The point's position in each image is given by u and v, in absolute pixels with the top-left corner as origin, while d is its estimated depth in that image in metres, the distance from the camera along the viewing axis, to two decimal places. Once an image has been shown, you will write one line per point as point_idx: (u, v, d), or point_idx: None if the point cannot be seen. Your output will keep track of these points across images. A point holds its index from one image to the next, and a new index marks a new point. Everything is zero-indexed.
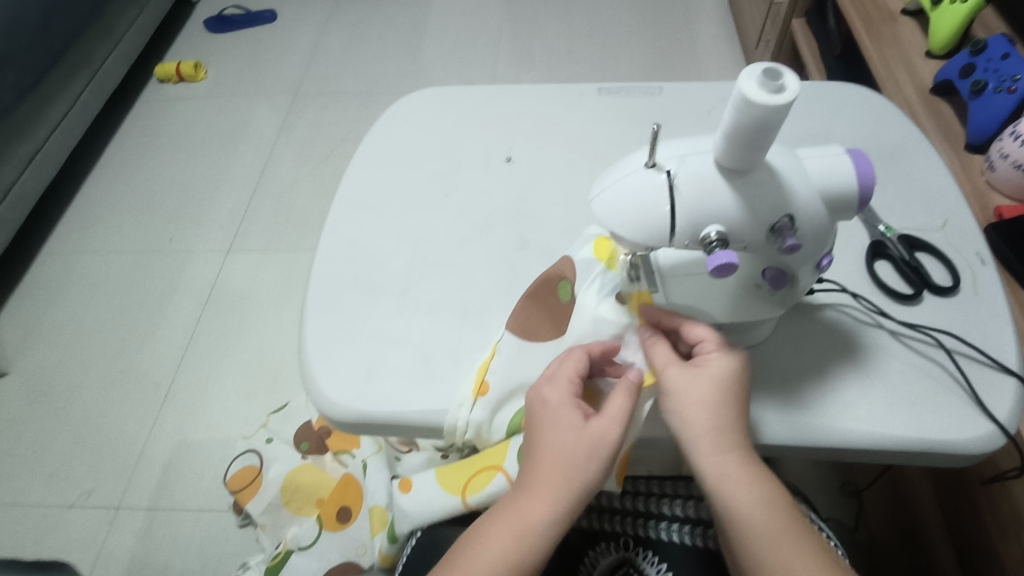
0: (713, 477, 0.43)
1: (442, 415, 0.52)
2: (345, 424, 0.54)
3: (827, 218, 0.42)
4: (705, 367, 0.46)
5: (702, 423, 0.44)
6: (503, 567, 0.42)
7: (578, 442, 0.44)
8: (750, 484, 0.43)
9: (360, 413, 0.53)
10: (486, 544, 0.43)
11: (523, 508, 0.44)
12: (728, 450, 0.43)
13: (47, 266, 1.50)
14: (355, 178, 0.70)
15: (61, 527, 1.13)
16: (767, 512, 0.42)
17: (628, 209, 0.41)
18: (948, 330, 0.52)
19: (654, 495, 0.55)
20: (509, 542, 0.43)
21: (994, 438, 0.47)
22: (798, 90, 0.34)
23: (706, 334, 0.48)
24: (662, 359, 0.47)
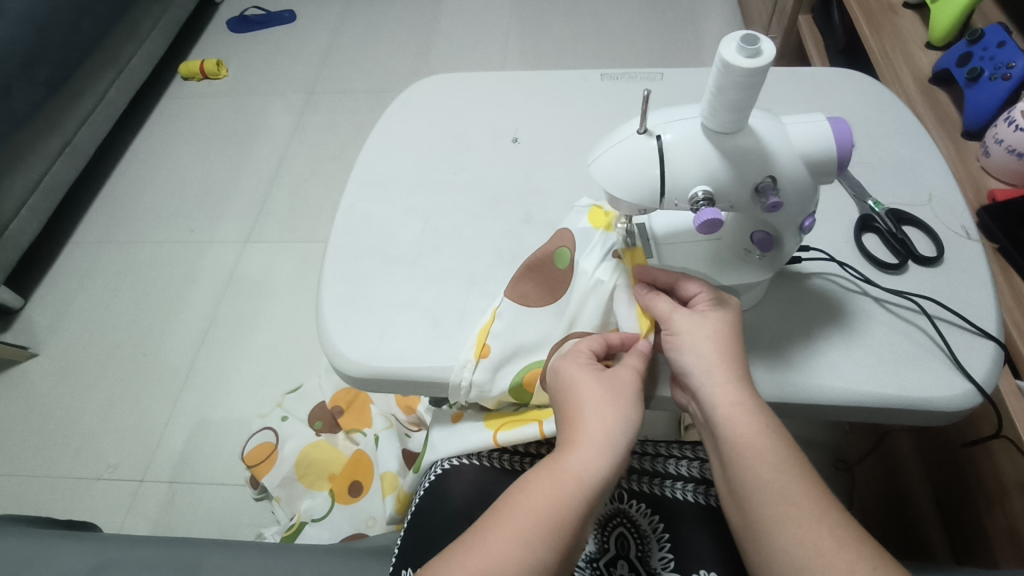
0: (722, 409, 0.46)
1: (448, 371, 0.55)
2: (358, 379, 0.57)
3: (809, 180, 0.45)
4: (709, 313, 0.49)
5: (712, 360, 0.47)
6: (559, 512, 0.43)
7: (616, 397, 0.47)
8: (756, 417, 0.46)
9: (372, 368, 0.56)
10: (526, 501, 0.44)
11: (563, 468, 0.45)
12: (734, 384, 0.47)
13: (74, 253, 1.55)
14: (369, 158, 0.73)
15: (86, 499, 1.18)
16: (771, 440, 0.45)
17: (621, 171, 0.44)
18: (931, 297, 0.54)
19: (654, 455, 0.59)
20: (549, 503, 0.44)
21: (971, 397, 0.49)
22: (773, 55, 0.37)
23: (700, 289, 0.51)
24: (665, 307, 0.50)
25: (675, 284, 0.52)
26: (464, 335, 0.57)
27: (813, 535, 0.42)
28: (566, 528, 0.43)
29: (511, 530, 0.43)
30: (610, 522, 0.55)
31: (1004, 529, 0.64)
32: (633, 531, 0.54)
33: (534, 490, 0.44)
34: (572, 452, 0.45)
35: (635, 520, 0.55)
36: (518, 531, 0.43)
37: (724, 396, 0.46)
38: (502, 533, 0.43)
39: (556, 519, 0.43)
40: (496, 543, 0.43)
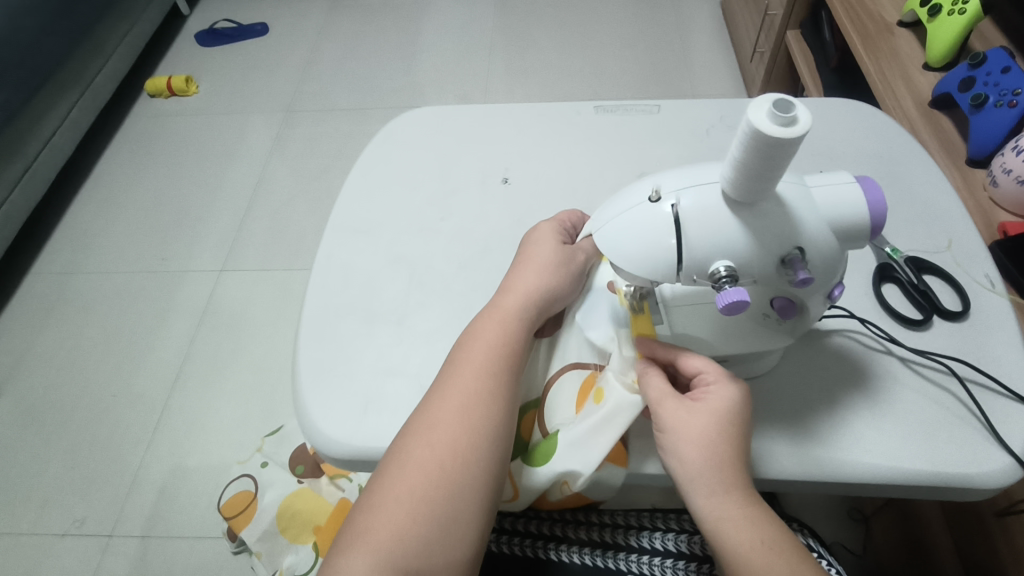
0: (717, 520, 0.42)
1: None
2: (342, 460, 0.52)
3: (838, 247, 0.40)
4: (704, 401, 0.45)
5: (705, 462, 0.43)
6: (456, 440, 0.46)
7: (502, 324, 0.51)
8: (755, 529, 0.41)
9: (357, 448, 0.51)
10: (411, 463, 0.45)
11: (445, 434, 0.46)
12: (727, 491, 0.42)
13: (39, 286, 1.48)
14: (348, 202, 0.68)
15: (53, 556, 1.10)
16: (769, 557, 0.40)
17: (633, 244, 0.40)
18: (960, 358, 0.50)
19: (627, 528, 0.52)
20: (431, 472, 0.45)
21: (1011, 472, 0.45)
22: (810, 123, 0.32)
23: (705, 365, 0.47)
24: (656, 392, 0.46)
25: (676, 360, 0.47)
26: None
27: None
28: (469, 454, 0.46)
29: (396, 497, 0.44)
30: None
31: None
32: None
33: (423, 455, 0.46)
34: (457, 416, 0.47)
35: None
36: (403, 499, 0.44)
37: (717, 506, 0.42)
38: (392, 498, 0.44)
39: (459, 446, 0.46)
40: (384, 513, 0.44)
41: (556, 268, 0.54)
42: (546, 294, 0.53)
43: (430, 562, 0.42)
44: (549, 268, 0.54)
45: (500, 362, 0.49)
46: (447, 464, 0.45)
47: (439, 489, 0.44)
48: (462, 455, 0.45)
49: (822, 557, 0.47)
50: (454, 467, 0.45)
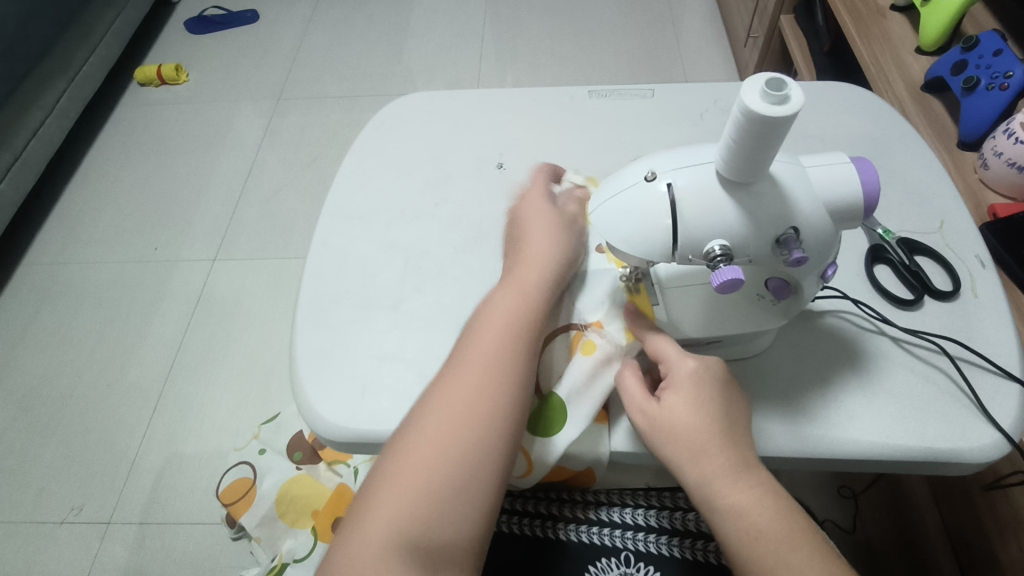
0: (708, 503, 0.42)
1: None
2: (339, 443, 0.52)
3: (832, 228, 0.41)
4: (670, 398, 0.45)
5: (684, 448, 0.43)
6: (475, 411, 0.46)
7: (519, 295, 0.50)
8: (748, 510, 0.41)
9: (354, 432, 0.51)
10: (425, 435, 0.45)
11: (463, 404, 0.46)
12: (715, 478, 0.42)
13: (30, 276, 1.47)
14: (342, 188, 0.68)
15: (50, 544, 1.11)
16: (768, 534, 0.40)
17: (629, 225, 0.40)
18: (951, 336, 0.51)
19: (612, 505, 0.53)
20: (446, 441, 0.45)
21: (1000, 447, 0.46)
22: (803, 102, 0.32)
23: (669, 354, 0.47)
24: (631, 395, 0.47)
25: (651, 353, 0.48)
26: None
27: None
28: (490, 425, 0.46)
29: (413, 464, 0.44)
30: None
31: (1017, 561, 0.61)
32: None
33: (440, 424, 0.46)
34: (474, 385, 0.47)
35: None
36: (419, 466, 0.44)
37: (702, 491, 0.42)
38: (409, 466, 0.44)
39: (476, 416, 0.46)
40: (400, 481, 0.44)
41: (565, 244, 0.54)
42: (559, 268, 0.52)
43: (445, 534, 0.43)
44: (557, 244, 0.54)
45: (521, 334, 0.49)
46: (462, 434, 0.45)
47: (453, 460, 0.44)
48: (478, 425, 0.45)
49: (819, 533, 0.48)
50: (468, 437, 0.45)
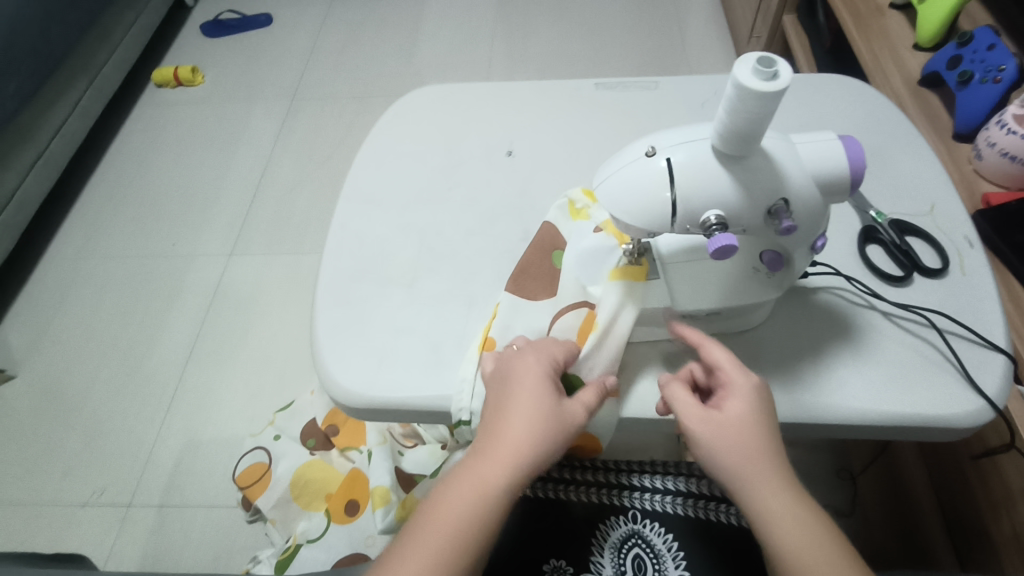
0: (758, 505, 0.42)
1: (446, 402, 0.53)
2: (357, 410, 0.55)
3: (821, 200, 0.44)
4: (729, 408, 0.44)
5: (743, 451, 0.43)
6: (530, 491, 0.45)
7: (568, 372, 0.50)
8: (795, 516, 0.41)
9: (371, 400, 0.54)
10: (467, 482, 0.43)
11: (503, 450, 0.43)
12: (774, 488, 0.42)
13: (51, 270, 1.51)
14: (359, 175, 0.71)
15: (71, 526, 1.14)
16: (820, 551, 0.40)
17: (632, 196, 0.43)
18: (940, 310, 0.54)
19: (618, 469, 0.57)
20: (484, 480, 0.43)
21: (984, 412, 0.49)
22: (790, 78, 0.35)
23: (723, 355, 0.47)
24: (683, 402, 0.46)
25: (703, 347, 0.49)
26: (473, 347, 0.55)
27: None
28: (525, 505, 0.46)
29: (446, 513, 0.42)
30: (626, 544, 0.53)
31: (1010, 535, 0.64)
32: (649, 552, 0.52)
33: (477, 470, 0.43)
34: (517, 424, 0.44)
35: (650, 540, 0.53)
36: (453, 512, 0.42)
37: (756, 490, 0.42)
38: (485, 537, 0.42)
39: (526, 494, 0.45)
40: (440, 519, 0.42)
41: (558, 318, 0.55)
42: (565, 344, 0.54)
43: None
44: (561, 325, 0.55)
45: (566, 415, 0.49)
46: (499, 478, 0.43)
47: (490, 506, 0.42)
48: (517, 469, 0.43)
49: None
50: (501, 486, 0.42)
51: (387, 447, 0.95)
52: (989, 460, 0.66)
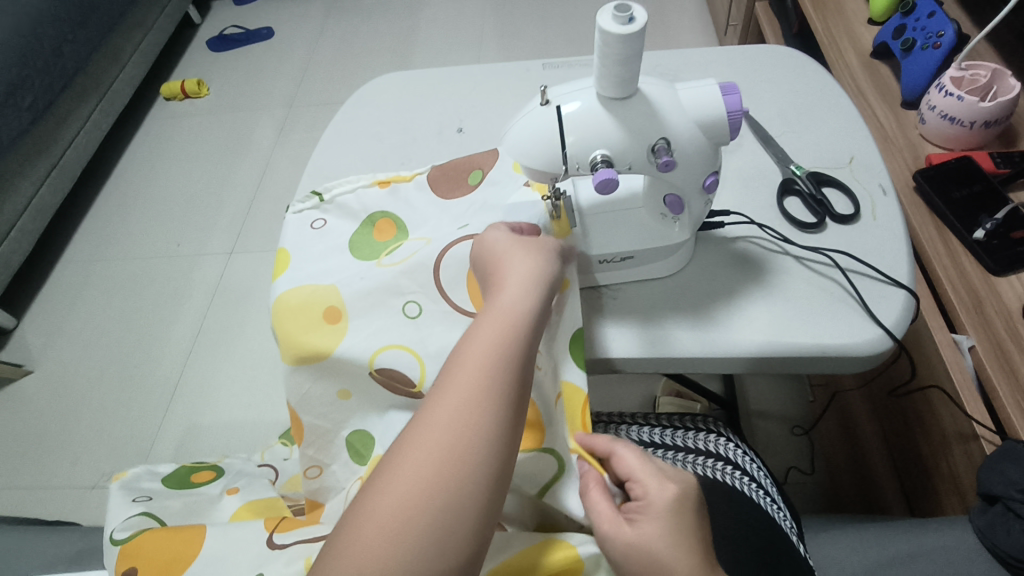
0: None
1: (294, 209, 0.69)
2: (289, 296, 0.61)
3: (703, 141, 0.47)
4: (647, 505, 0.43)
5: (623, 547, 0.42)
6: None
7: None
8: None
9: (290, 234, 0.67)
10: (451, 355, 0.45)
11: (507, 302, 0.47)
12: None
13: (66, 273, 1.59)
14: (323, 154, 0.76)
15: (82, 508, 1.20)
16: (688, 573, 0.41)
17: (528, 141, 0.47)
18: (846, 251, 0.57)
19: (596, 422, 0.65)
20: (520, 276, 0.49)
21: (880, 342, 0.52)
22: (644, 21, 0.40)
23: (634, 467, 0.46)
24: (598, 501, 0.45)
25: (612, 454, 0.47)
26: (345, 206, 0.68)
27: None
28: None
29: (437, 430, 0.40)
30: None
31: (948, 479, 0.68)
32: None
33: (426, 438, 0.40)
34: (510, 291, 0.47)
35: None
36: (444, 439, 0.40)
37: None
38: None
39: None
40: None
41: None
42: None
43: None
44: None
45: None
46: (453, 443, 0.39)
47: (461, 461, 0.39)
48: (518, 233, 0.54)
49: (736, 444, 0.62)
50: (489, 348, 0.44)
51: (136, 478, 0.74)
52: (924, 398, 0.70)
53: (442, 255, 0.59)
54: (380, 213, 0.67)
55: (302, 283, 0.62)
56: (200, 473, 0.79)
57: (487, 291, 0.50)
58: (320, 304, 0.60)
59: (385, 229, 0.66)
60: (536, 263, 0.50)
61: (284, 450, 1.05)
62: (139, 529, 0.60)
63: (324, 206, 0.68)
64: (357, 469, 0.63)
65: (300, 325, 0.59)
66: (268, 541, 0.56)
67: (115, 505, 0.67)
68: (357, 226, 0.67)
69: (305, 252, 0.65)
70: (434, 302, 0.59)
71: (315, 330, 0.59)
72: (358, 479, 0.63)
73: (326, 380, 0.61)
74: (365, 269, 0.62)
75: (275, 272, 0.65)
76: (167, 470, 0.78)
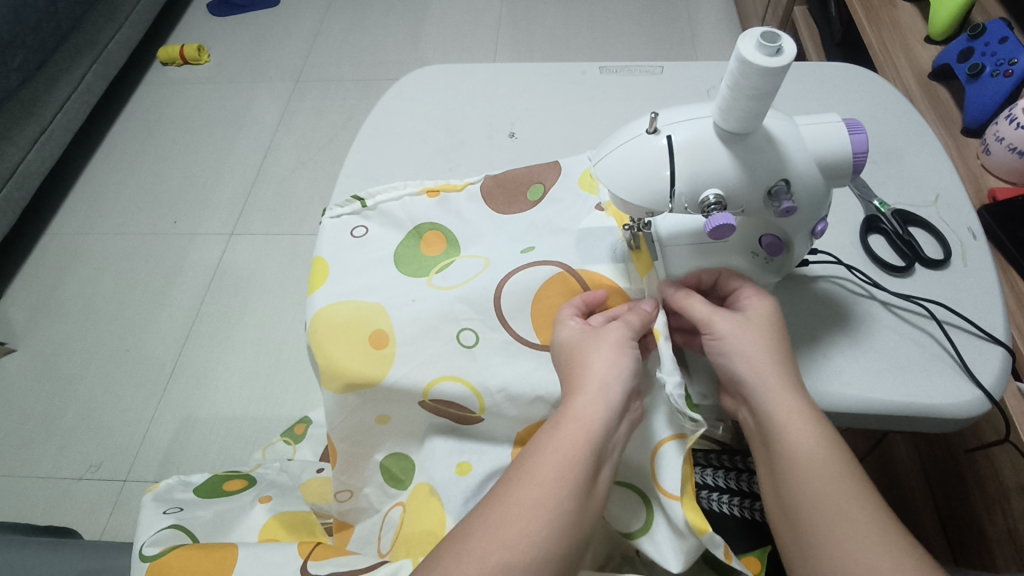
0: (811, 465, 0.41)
1: (333, 213, 0.63)
2: (329, 318, 0.55)
3: (822, 183, 0.43)
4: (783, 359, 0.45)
5: (788, 407, 0.42)
6: None
7: None
8: (850, 499, 0.39)
9: (327, 242, 0.61)
10: (516, 464, 0.43)
11: (581, 414, 0.43)
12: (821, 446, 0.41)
13: (53, 245, 1.51)
14: (359, 153, 0.70)
15: (68, 500, 1.14)
16: (830, 459, 0.41)
17: (632, 173, 0.43)
18: (940, 301, 0.53)
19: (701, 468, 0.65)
20: (600, 379, 0.44)
21: (980, 404, 0.48)
22: (794, 54, 0.35)
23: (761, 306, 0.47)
24: (704, 309, 0.47)
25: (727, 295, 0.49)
26: (390, 214, 0.62)
27: (849, 532, 0.38)
28: None
29: (480, 562, 0.38)
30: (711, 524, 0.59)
31: (1002, 529, 0.68)
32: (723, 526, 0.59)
33: (478, 552, 0.39)
34: (591, 394, 0.44)
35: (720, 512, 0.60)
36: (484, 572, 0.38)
37: (815, 484, 0.40)
38: None
39: None
40: None
41: None
42: None
43: None
44: None
45: None
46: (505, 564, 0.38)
47: None
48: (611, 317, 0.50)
49: None
50: (552, 473, 0.41)
51: (166, 487, 0.70)
52: (986, 454, 0.71)
53: (503, 282, 0.54)
54: (428, 224, 0.61)
55: (344, 299, 0.57)
56: (234, 481, 0.73)
57: (566, 375, 0.47)
58: (366, 325, 0.55)
59: (434, 243, 0.61)
60: (616, 363, 0.45)
61: (288, 450, 0.99)
62: (169, 546, 0.56)
63: (366, 213, 0.62)
64: (398, 495, 0.59)
65: (344, 349, 0.54)
66: (302, 569, 0.51)
67: (146, 517, 0.63)
68: (404, 237, 0.61)
69: (346, 262, 0.60)
70: (493, 330, 0.54)
71: (360, 355, 0.54)
72: (398, 503, 0.59)
73: (370, 405, 0.55)
74: (416, 289, 0.57)
75: (311, 284, 0.59)
76: (200, 479, 0.73)
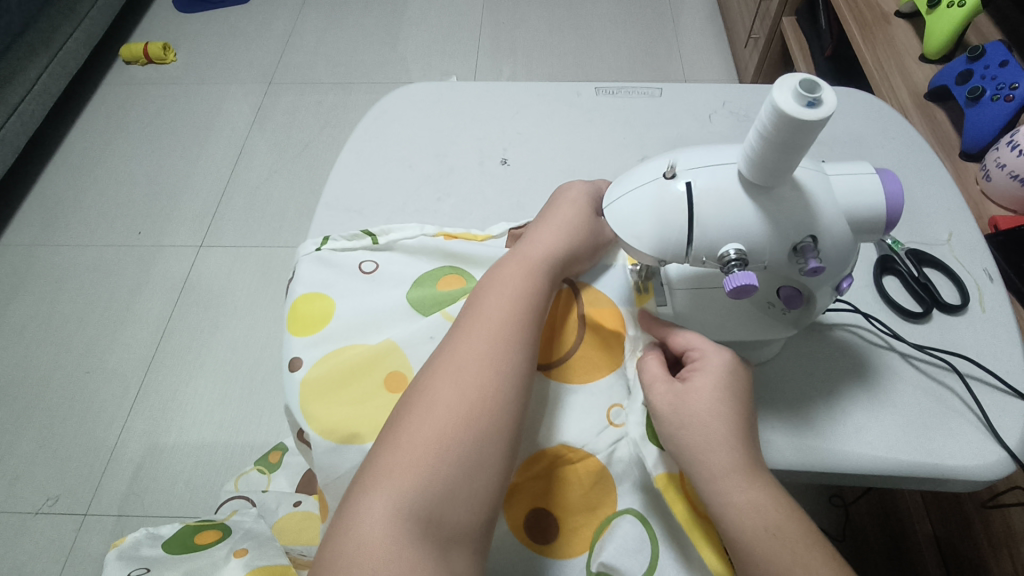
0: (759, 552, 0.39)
1: (333, 248, 0.58)
2: (327, 367, 0.51)
3: (851, 237, 0.40)
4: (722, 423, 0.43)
5: (728, 486, 0.41)
6: None
7: None
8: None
9: (319, 280, 0.56)
10: (440, 401, 0.42)
11: (508, 277, 0.49)
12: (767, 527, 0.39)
13: (8, 258, 1.42)
14: (340, 180, 0.65)
15: (24, 535, 1.07)
16: (779, 538, 0.39)
17: (645, 222, 0.39)
18: (960, 353, 0.51)
19: None
20: (528, 278, 0.49)
21: (1006, 466, 0.46)
22: (836, 106, 0.31)
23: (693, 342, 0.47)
24: (650, 375, 0.46)
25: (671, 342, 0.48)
26: (403, 252, 0.58)
27: None
28: None
29: (437, 409, 0.42)
30: None
31: None
32: None
33: (435, 403, 0.43)
34: (518, 263, 0.50)
35: None
36: (445, 411, 0.42)
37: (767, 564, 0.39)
38: None
39: None
40: None
41: None
42: None
43: None
44: None
45: None
46: (467, 400, 0.42)
47: (474, 414, 0.42)
48: (547, 269, 0.50)
49: None
50: (493, 400, 0.43)
51: (124, 547, 0.65)
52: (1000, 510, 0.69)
53: None
54: (444, 268, 0.57)
55: (349, 345, 0.52)
56: (207, 532, 0.67)
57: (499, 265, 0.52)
58: (376, 371, 0.51)
59: (451, 282, 0.56)
60: (540, 245, 0.51)
61: (263, 481, 0.93)
62: None
63: (377, 250, 0.58)
64: None
65: (347, 400, 0.49)
66: None
67: None
68: (417, 276, 0.57)
69: (345, 304, 0.55)
70: None
71: (364, 403, 0.49)
72: None
73: None
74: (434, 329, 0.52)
75: (301, 326, 0.53)
76: (170, 532, 0.69)
